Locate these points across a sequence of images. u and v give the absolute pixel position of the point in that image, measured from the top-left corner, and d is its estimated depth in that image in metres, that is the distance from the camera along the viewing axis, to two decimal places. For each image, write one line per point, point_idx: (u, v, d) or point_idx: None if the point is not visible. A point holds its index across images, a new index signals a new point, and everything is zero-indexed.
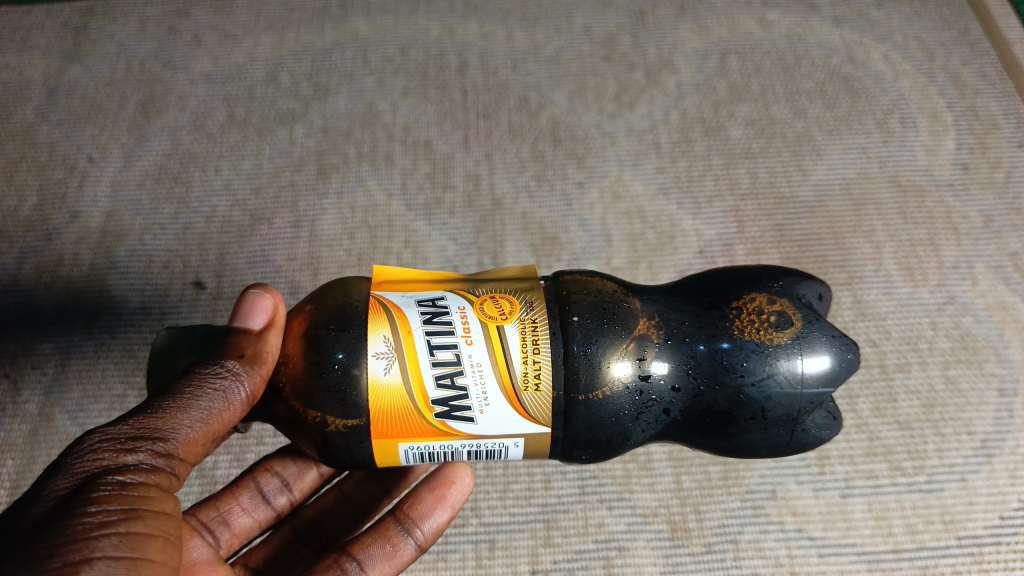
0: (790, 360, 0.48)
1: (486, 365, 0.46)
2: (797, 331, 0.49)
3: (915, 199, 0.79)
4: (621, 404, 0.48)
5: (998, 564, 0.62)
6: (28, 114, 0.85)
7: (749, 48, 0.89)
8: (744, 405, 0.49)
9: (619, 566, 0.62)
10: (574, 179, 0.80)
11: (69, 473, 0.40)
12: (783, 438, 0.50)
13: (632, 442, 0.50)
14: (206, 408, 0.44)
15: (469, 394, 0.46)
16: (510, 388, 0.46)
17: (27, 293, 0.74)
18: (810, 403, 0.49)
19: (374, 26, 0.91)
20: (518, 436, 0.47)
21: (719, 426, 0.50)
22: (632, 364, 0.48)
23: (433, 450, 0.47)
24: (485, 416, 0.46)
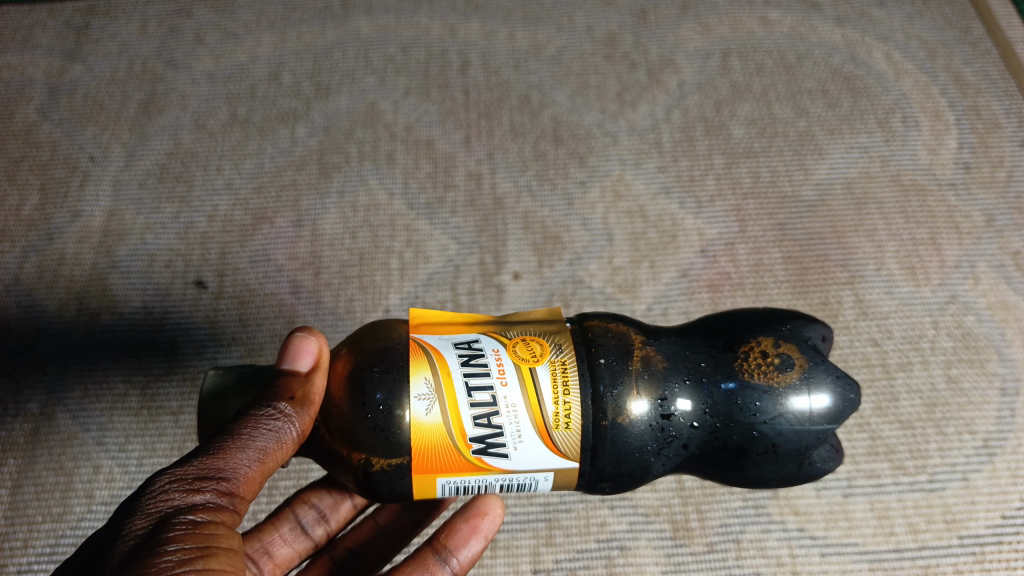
0: (799, 399, 0.48)
1: (518, 404, 0.46)
2: (804, 371, 0.49)
3: (917, 198, 0.79)
4: (644, 440, 0.48)
5: (1000, 563, 0.62)
6: (30, 114, 0.85)
7: (751, 47, 0.89)
8: (756, 441, 0.49)
9: (621, 566, 0.62)
10: (576, 179, 0.80)
11: (145, 514, 0.40)
12: (791, 470, 0.50)
13: (652, 474, 0.50)
14: (263, 447, 0.43)
15: (500, 432, 0.46)
16: (543, 426, 0.46)
17: (28, 292, 0.74)
18: (817, 439, 0.49)
19: (376, 26, 0.90)
20: (549, 470, 0.47)
21: (733, 461, 0.50)
22: (654, 402, 0.48)
23: (468, 484, 0.47)
24: (519, 452, 0.46)
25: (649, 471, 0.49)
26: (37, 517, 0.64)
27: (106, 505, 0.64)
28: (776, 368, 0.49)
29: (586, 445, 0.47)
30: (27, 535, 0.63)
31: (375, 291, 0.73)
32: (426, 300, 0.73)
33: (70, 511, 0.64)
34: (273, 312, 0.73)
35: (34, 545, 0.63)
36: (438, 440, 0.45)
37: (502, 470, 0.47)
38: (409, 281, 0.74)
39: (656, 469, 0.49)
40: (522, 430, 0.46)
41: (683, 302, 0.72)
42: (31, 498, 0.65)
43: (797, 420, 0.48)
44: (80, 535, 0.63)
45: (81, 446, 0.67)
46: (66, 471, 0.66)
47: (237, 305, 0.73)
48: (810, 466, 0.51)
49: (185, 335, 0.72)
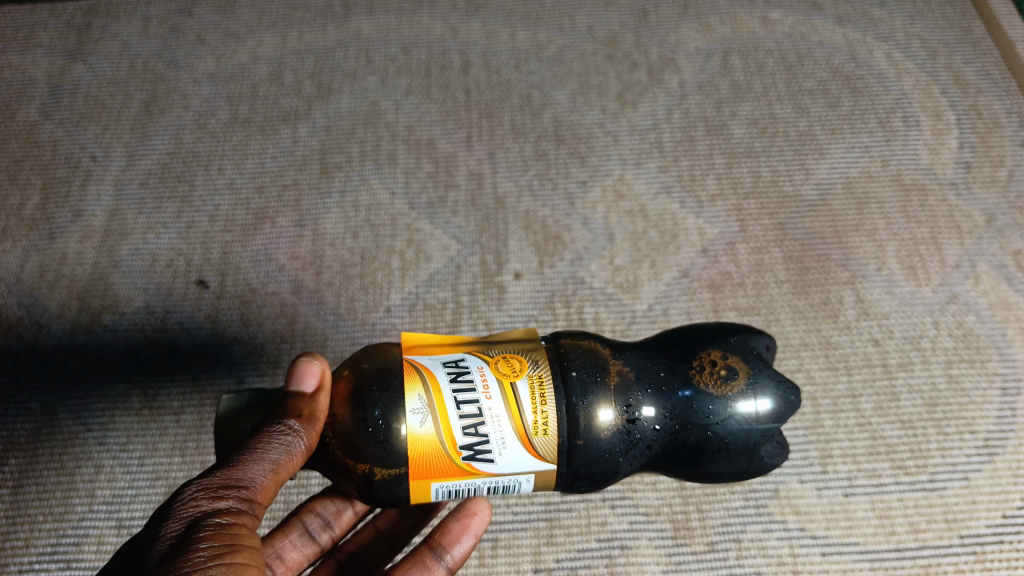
0: (743, 404, 0.49)
1: (500, 414, 0.46)
2: (749, 377, 0.50)
3: (918, 198, 0.79)
4: (610, 443, 0.48)
5: (1001, 563, 0.62)
6: (31, 113, 0.85)
7: (752, 47, 0.89)
8: (710, 440, 0.49)
9: (622, 565, 0.62)
10: (577, 179, 0.80)
11: (175, 519, 0.40)
12: (741, 465, 0.51)
13: (619, 475, 0.50)
14: (278, 457, 0.44)
15: (486, 440, 0.46)
16: (524, 433, 0.46)
17: (30, 291, 0.74)
18: (764, 437, 0.50)
19: (377, 26, 0.91)
20: (531, 472, 0.47)
21: (689, 460, 0.51)
22: (619, 408, 0.48)
23: (459, 488, 0.47)
24: (503, 458, 0.46)
25: (616, 473, 0.50)
26: (38, 516, 0.64)
27: (107, 504, 0.64)
28: (721, 376, 0.50)
29: (564, 450, 0.47)
30: (28, 534, 0.63)
31: (377, 290, 0.74)
32: (427, 299, 0.73)
33: (71, 510, 0.64)
34: (275, 310, 0.73)
35: (35, 544, 0.63)
36: (432, 449, 0.45)
37: (491, 475, 0.47)
38: (411, 280, 0.74)
39: (623, 470, 0.50)
40: (507, 438, 0.46)
41: (684, 302, 0.73)
42: (32, 497, 0.65)
43: (745, 423, 0.49)
44: (81, 534, 0.63)
45: (82, 445, 0.67)
46: (67, 470, 0.66)
47: (239, 304, 0.73)
48: (759, 463, 0.52)
49: (187, 334, 0.72)
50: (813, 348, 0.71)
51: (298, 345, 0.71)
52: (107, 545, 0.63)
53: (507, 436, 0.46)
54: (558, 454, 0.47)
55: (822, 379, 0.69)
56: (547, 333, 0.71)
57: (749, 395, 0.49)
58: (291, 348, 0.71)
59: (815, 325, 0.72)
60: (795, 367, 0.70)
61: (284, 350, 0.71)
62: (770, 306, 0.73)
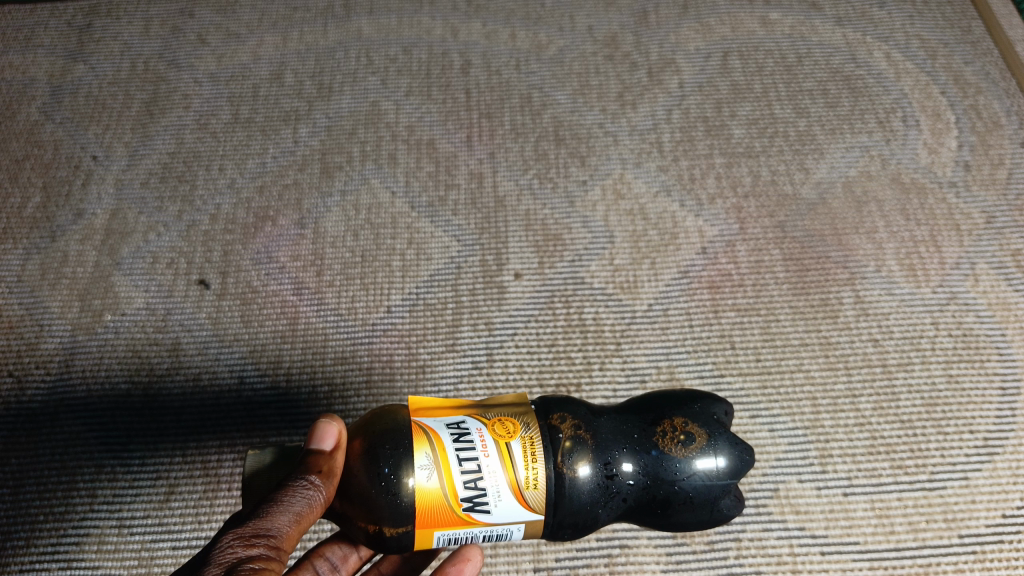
0: (702, 463, 0.49)
1: (496, 468, 0.46)
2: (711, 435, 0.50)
3: (917, 198, 0.79)
4: (581, 499, 0.47)
5: (1001, 562, 0.62)
6: (32, 113, 0.85)
7: (751, 47, 0.89)
8: (675, 494, 0.49)
9: (622, 564, 0.62)
10: (576, 180, 0.80)
11: (213, 565, 0.38)
12: (703, 516, 0.51)
13: (589, 527, 0.49)
14: (304, 507, 0.43)
15: (484, 492, 0.46)
16: (517, 487, 0.46)
17: (31, 292, 0.74)
18: (725, 491, 0.50)
19: (378, 27, 0.91)
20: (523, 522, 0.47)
21: (656, 512, 0.51)
22: (598, 464, 0.48)
23: (461, 536, 0.47)
24: (499, 509, 0.47)
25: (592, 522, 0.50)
26: (39, 516, 0.64)
27: (108, 504, 0.65)
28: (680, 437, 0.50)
29: (554, 501, 0.47)
30: (29, 533, 0.64)
31: (378, 291, 0.74)
32: (428, 300, 0.73)
33: (72, 510, 0.64)
34: (276, 311, 0.73)
35: (36, 544, 0.63)
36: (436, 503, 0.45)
37: (490, 523, 0.47)
38: (412, 281, 0.74)
39: (599, 519, 0.50)
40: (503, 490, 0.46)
41: (684, 302, 0.73)
42: (33, 497, 0.65)
43: (704, 481, 0.49)
44: (82, 533, 0.64)
45: (83, 445, 0.67)
46: (68, 470, 0.66)
47: (239, 304, 0.73)
48: (723, 511, 0.52)
49: (188, 334, 0.72)
50: (812, 348, 0.71)
51: (299, 346, 0.71)
52: (108, 545, 0.63)
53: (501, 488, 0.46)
54: (546, 505, 0.47)
55: (821, 378, 0.70)
56: (548, 333, 0.71)
57: (706, 453, 0.50)
58: (292, 349, 0.71)
59: (814, 325, 0.72)
60: (795, 366, 0.70)
61: (285, 350, 0.71)
62: (769, 305, 0.73)
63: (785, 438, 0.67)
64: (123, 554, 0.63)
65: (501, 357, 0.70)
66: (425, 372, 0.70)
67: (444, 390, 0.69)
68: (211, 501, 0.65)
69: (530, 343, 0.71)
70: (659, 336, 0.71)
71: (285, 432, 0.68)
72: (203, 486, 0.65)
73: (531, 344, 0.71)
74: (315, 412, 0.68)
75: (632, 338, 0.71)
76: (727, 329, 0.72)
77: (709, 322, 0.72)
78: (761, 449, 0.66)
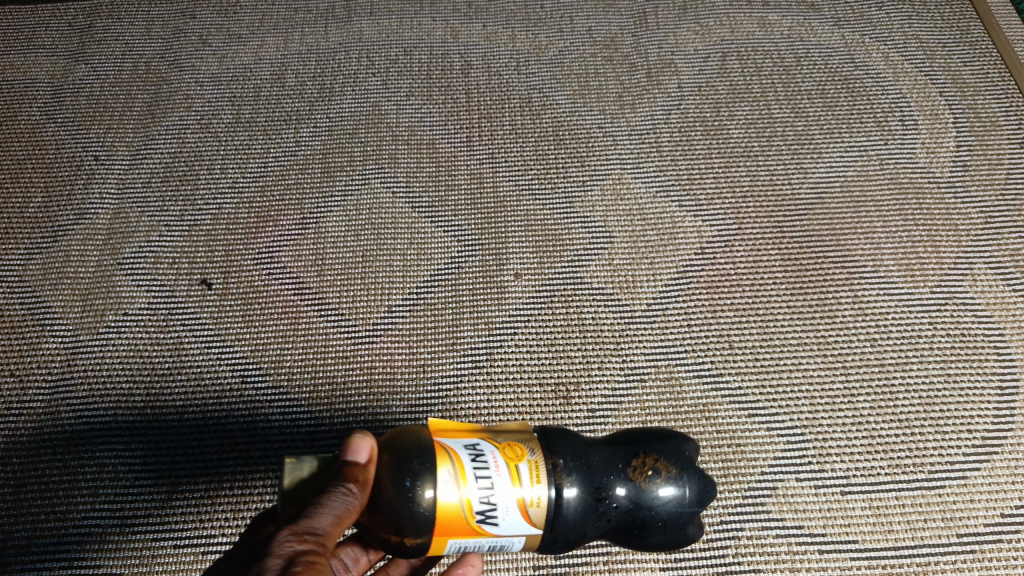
0: (678, 492, 0.50)
1: (504, 485, 0.47)
2: (680, 467, 0.51)
3: (915, 198, 0.80)
4: (562, 517, 0.48)
5: (998, 561, 0.62)
6: (34, 113, 0.86)
7: (750, 48, 0.90)
8: (647, 518, 0.50)
9: (620, 562, 0.63)
10: (576, 180, 0.81)
11: (269, 561, 0.38)
12: (668, 537, 0.52)
13: (565, 543, 0.49)
14: (345, 507, 0.43)
15: (494, 509, 0.46)
16: (523, 504, 0.47)
17: (33, 292, 0.75)
18: (692, 516, 0.51)
19: (379, 28, 0.92)
20: (524, 535, 0.48)
21: (630, 535, 0.51)
22: (580, 489, 0.48)
23: (470, 545, 0.48)
24: (505, 525, 0.47)
25: (573, 541, 0.50)
26: (43, 514, 0.65)
27: (110, 502, 0.65)
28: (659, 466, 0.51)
29: (551, 517, 0.47)
30: (31, 532, 0.64)
31: (379, 290, 0.75)
32: (429, 300, 0.74)
33: (74, 509, 0.65)
34: (278, 311, 0.74)
35: (38, 542, 0.64)
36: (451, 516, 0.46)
37: (498, 536, 0.48)
38: (413, 281, 0.75)
39: (580, 538, 0.50)
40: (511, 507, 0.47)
41: (683, 302, 0.74)
42: (34, 497, 0.66)
43: (678, 509, 0.50)
44: (84, 532, 0.64)
45: (85, 444, 0.68)
46: (70, 469, 0.67)
47: (241, 304, 0.74)
48: (688, 534, 0.54)
49: (190, 333, 0.73)
50: (809, 347, 0.72)
51: (301, 345, 0.72)
52: (109, 543, 0.64)
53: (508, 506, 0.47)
54: (547, 522, 0.47)
55: (819, 378, 0.70)
56: (547, 333, 0.72)
57: (682, 483, 0.51)
58: (293, 349, 0.72)
59: (812, 325, 0.73)
60: (793, 366, 0.71)
61: (286, 349, 0.72)
62: (767, 305, 0.74)
63: (784, 438, 0.68)
64: (125, 552, 0.63)
65: (501, 356, 0.71)
66: (425, 371, 0.70)
67: (445, 389, 0.69)
68: (213, 500, 0.65)
69: (530, 343, 0.71)
70: (657, 336, 0.72)
71: (287, 431, 0.68)
72: (205, 484, 0.66)
73: (531, 344, 0.71)
74: (316, 411, 0.69)
75: (632, 337, 0.72)
76: (725, 329, 0.72)
77: (707, 321, 0.73)
78: (760, 448, 0.67)
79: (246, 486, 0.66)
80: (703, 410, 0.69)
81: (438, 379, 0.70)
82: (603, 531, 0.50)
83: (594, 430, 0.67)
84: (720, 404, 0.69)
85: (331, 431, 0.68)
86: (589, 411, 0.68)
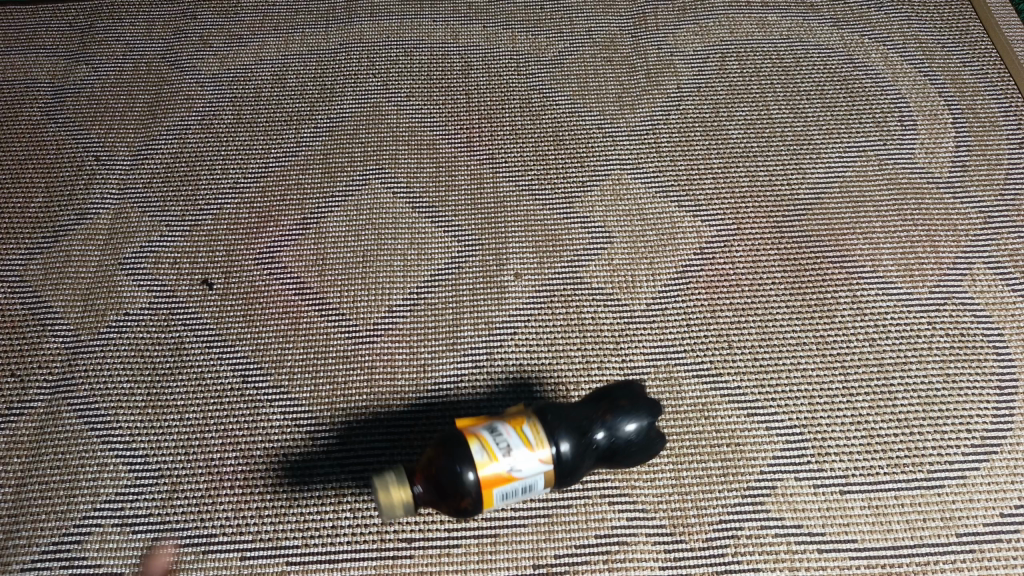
0: (635, 416, 0.57)
1: (518, 442, 0.54)
2: (634, 396, 0.58)
3: (914, 199, 0.80)
4: (554, 459, 0.54)
5: (997, 561, 0.63)
6: (35, 114, 0.86)
7: (750, 49, 0.90)
8: (620, 440, 0.57)
9: (620, 561, 0.63)
10: (576, 181, 0.81)
11: None
12: (640, 454, 0.59)
13: (562, 480, 0.56)
14: None
15: (517, 458, 0.53)
16: (536, 454, 0.54)
17: (34, 292, 0.75)
18: (654, 430, 0.59)
19: (379, 29, 0.92)
20: (546, 472, 0.54)
21: (607, 460, 0.58)
22: (561, 437, 0.55)
23: (513, 494, 0.54)
24: (530, 471, 0.53)
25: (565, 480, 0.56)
26: (43, 513, 0.65)
27: (111, 502, 0.66)
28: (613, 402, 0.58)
29: (555, 457, 0.54)
30: (31, 532, 0.64)
31: (380, 291, 0.75)
32: (429, 300, 0.74)
33: (74, 508, 0.65)
34: (279, 311, 0.74)
35: (38, 542, 0.64)
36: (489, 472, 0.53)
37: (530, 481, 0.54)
38: (413, 281, 0.75)
39: (571, 475, 0.56)
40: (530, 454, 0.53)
41: (682, 302, 0.74)
42: (35, 496, 0.66)
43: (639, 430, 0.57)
44: (85, 531, 0.64)
45: (86, 443, 0.68)
46: (71, 468, 0.67)
47: (242, 304, 0.74)
48: (659, 438, 0.60)
49: (190, 333, 0.73)
50: (808, 347, 0.72)
51: (302, 345, 0.72)
52: (110, 542, 0.64)
53: (527, 457, 0.54)
54: (555, 459, 0.54)
55: (818, 378, 0.70)
56: (547, 333, 0.72)
57: (636, 408, 0.58)
58: (294, 348, 0.72)
59: (811, 325, 0.73)
60: (791, 366, 0.71)
61: (287, 349, 0.72)
62: (766, 305, 0.74)
63: (782, 437, 0.68)
64: (126, 551, 0.64)
65: (501, 356, 0.71)
66: (426, 371, 0.71)
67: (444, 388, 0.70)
68: (213, 499, 0.66)
69: (530, 343, 0.72)
70: (657, 336, 0.72)
71: (288, 430, 0.68)
72: (206, 483, 0.66)
73: (530, 343, 0.72)
74: (317, 411, 0.69)
75: (631, 337, 0.72)
76: (724, 329, 0.73)
77: (707, 321, 0.73)
78: (758, 448, 0.67)
79: (247, 485, 0.66)
80: (702, 409, 0.69)
81: (438, 379, 0.70)
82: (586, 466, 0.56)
83: None
84: (720, 403, 0.69)
85: (332, 430, 0.69)
86: None
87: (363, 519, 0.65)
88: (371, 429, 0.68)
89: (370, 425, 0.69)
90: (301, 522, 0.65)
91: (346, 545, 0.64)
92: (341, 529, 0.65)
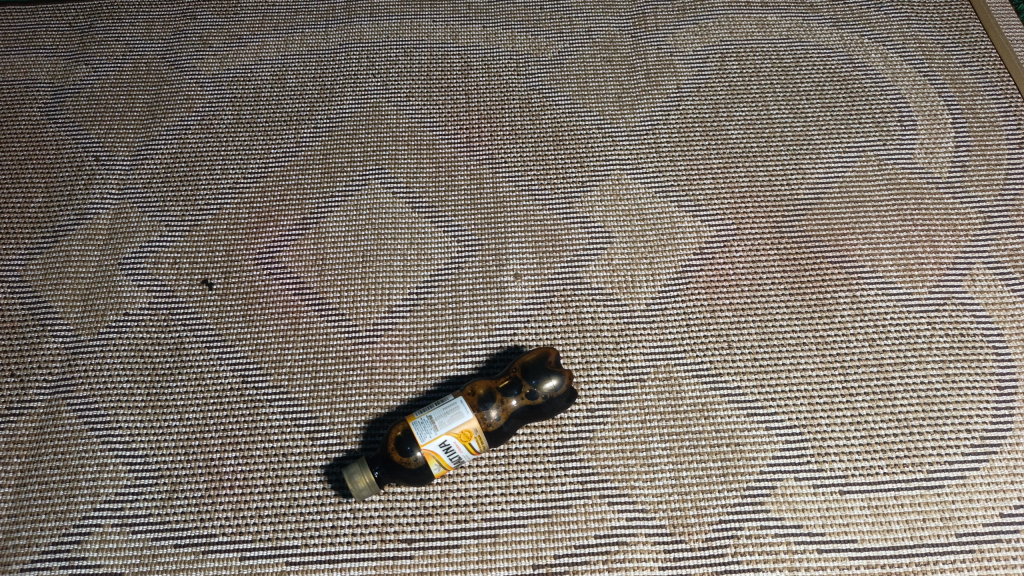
0: (548, 372, 0.63)
1: (454, 432, 0.60)
2: (542, 362, 0.63)
3: (914, 198, 0.80)
4: (475, 438, 0.61)
5: (998, 561, 0.63)
6: (34, 113, 0.86)
7: (750, 50, 0.90)
8: (536, 404, 0.63)
9: (620, 561, 0.63)
10: (575, 181, 0.81)
11: None
12: (559, 407, 0.64)
13: (488, 446, 0.63)
14: None
15: (437, 413, 0.61)
16: (467, 434, 0.60)
17: (34, 292, 0.75)
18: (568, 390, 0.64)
19: (379, 29, 0.92)
20: (478, 444, 0.61)
21: (530, 419, 0.64)
22: (476, 414, 0.61)
23: (455, 448, 0.60)
24: (453, 422, 0.60)
25: (485, 427, 0.61)
26: (41, 515, 0.65)
27: (110, 502, 0.66)
28: (527, 362, 0.64)
29: (483, 432, 0.61)
30: (31, 532, 0.64)
31: (379, 290, 0.75)
32: (428, 300, 0.74)
33: (74, 509, 0.65)
34: (278, 311, 0.74)
35: (38, 542, 0.64)
36: (418, 432, 0.60)
37: (460, 429, 0.60)
38: (413, 281, 0.75)
39: (495, 425, 0.62)
40: (450, 407, 0.61)
41: (682, 302, 0.74)
42: (35, 496, 0.66)
43: (555, 388, 0.63)
44: (84, 532, 0.64)
45: (86, 443, 0.68)
46: (70, 469, 0.67)
47: (241, 304, 0.74)
48: (574, 391, 0.65)
49: (191, 333, 0.73)
50: (808, 348, 0.72)
51: (302, 345, 0.72)
52: (110, 542, 0.64)
53: (461, 439, 0.60)
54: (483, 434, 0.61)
55: (818, 377, 0.71)
56: (547, 333, 0.72)
57: (551, 367, 0.63)
58: (294, 348, 0.72)
59: (811, 325, 0.73)
60: (791, 366, 0.71)
61: (287, 349, 0.72)
62: (766, 305, 0.74)
63: (782, 437, 0.68)
64: (124, 551, 0.64)
65: (501, 358, 0.71)
66: (425, 371, 0.71)
67: (446, 390, 0.70)
68: (213, 498, 0.66)
69: (530, 344, 0.72)
70: (657, 336, 0.72)
71: (288, 430, 0.68)
72: (205, 483, 0.66)
73: (530, 344, 0.72)
74: (316, 410, 0.69)
75: (631, 337, 0.72)
76: (724, 329, 0.73)
77: (707, 321, 0.73)
78: (758, 448, 0.67)
79: (246, 486, 0.66)
80: (702, 409, 0.69)
81: (442, 384, 0.70)
82: (509, 421, 0.63)
83: (594, 430, 0.68)
84: (720, 404, 0.69)
85: (331, 433, 0.68)
86: (589, 411, 0.69)
87: (363, 519, 0.65)
88: (372, 428, 0.69)
89: (371, 424, 0.69)
90: (301, 522, 0.65)
91: (346, 545, 0.64)
92: (341, 529, 0.65)
